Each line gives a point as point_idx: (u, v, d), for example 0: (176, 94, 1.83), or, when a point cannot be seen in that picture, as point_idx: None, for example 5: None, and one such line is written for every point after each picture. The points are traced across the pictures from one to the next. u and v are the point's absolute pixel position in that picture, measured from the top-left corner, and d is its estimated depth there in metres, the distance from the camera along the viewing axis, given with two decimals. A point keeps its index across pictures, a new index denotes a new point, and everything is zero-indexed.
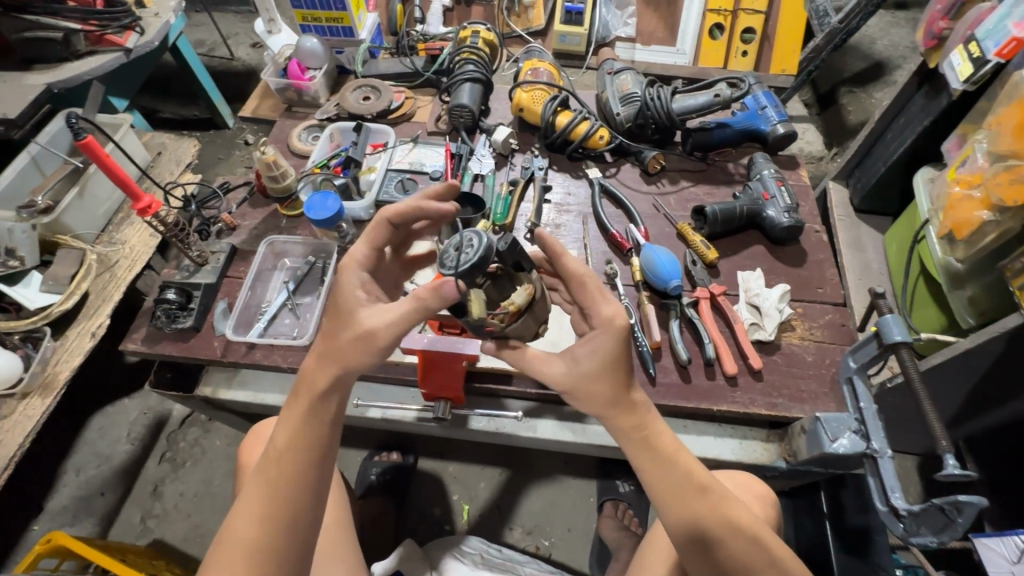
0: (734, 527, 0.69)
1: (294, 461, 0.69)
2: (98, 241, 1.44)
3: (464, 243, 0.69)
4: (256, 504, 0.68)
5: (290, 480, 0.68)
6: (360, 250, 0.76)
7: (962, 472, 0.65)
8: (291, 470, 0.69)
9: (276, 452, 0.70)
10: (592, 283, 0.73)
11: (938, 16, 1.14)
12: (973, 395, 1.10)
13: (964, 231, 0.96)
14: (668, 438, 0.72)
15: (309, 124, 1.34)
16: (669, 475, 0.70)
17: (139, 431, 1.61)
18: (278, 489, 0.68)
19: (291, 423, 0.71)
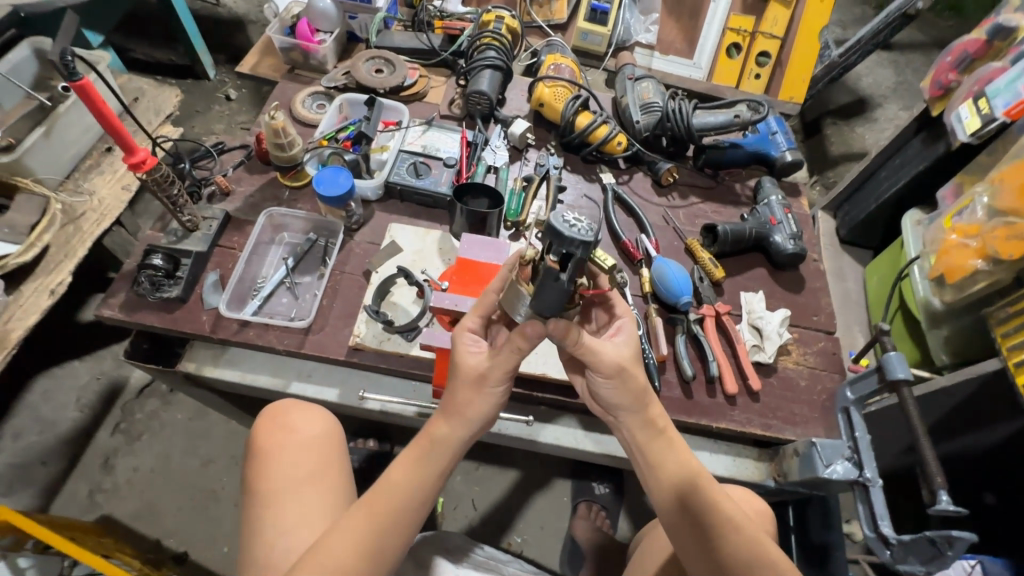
0: (735, 527, 0.74)
1: (403, 503, 0.74)
2: (62, 188, 1.31)
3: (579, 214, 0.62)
4: (355, 533, 0.71)
5: (394, 523, 0.73)
6: (471, 316, 0.78)
7: (955, 509, 0.70)
8: (401, 516, 0.74)
9: (387, 488, 0.75)
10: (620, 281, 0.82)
11: (947, 68, 1.20)
12: (938, 424, 1.14)
13: (955, 276, 1.02)
14: (677, 439, 0.80)
15: (314, 90, 1.26)
16: (671, 467, 0.78)
17: (90, 398, 1.49)
18: (381, 529, 0.72)
19: (406, 466, 0.76)
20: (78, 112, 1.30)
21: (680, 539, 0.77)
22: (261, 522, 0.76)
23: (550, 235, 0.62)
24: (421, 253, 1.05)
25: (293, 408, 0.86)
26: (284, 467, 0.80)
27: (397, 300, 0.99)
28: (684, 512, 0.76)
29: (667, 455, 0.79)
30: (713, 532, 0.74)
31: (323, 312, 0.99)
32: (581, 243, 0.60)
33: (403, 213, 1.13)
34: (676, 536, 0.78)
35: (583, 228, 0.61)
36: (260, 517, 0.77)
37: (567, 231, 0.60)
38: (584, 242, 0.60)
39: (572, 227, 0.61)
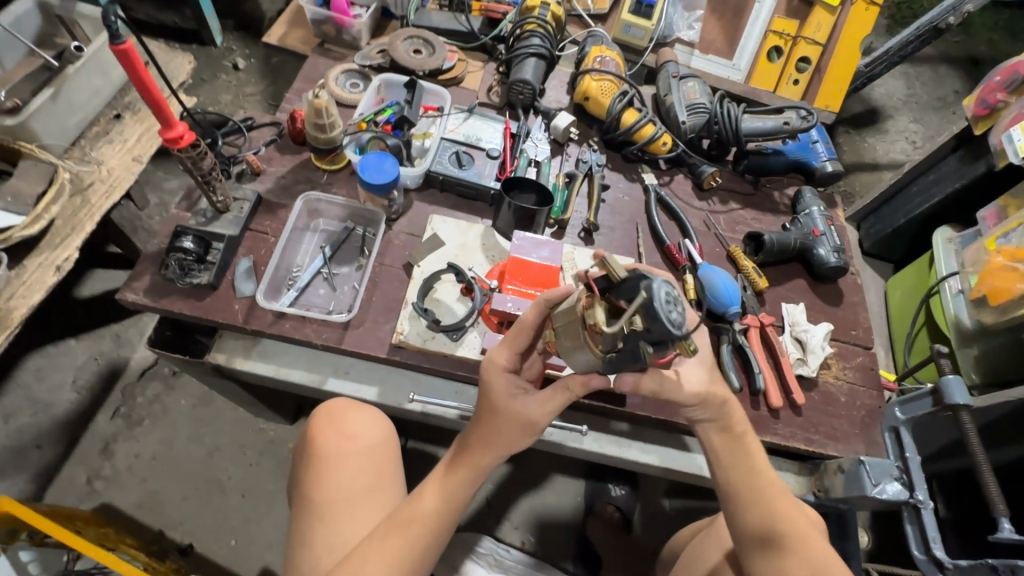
0: (805, 542, 0.76)
1: (434, 526, 0.74)
2: (67, 155, 1.21)
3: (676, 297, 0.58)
4: (386, 556, 0.71)
5: (425, 547, 0.73)
6: (501, 352, 0.75)
7: (1017, 538, 0.72)
8: (432, 540, 0.73)
9: (417, 510, 0.74)
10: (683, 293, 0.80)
11: (996, 87, 1.19)
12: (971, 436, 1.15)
13: (1000, 298, 1.05)
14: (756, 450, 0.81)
15: (348, 67, 1.19)
16: (746, 475, 0.79)
17: (87, 379, 1.41)
18: (413, 552, 0.72)
19: (439, 489, 0.75)
20: (87, 75, 1.21)
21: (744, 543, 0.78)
22: (316, 530, 0.79)
23: (646, 322, 0.57)
24: (464, 248, 1.00)
25: (349, 413, 0.86)
26: (341, 476, 0.81)
27: (441, 297, 0.95)
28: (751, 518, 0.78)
29: (744, 465, 0.79)
30: (781, 545, 0.76)
31: (362, 306, 0.94)
32: (680, 336, 0.57)
33: (444, 204, 1.08)
34: (739, 538, 0.79)
35: (679, 317, 0.57)
36: (316, 524, 0.79)
37: (671, 327, 0.56)
38: (681, 334, 0.57)
39: (670, 318, 0.57)
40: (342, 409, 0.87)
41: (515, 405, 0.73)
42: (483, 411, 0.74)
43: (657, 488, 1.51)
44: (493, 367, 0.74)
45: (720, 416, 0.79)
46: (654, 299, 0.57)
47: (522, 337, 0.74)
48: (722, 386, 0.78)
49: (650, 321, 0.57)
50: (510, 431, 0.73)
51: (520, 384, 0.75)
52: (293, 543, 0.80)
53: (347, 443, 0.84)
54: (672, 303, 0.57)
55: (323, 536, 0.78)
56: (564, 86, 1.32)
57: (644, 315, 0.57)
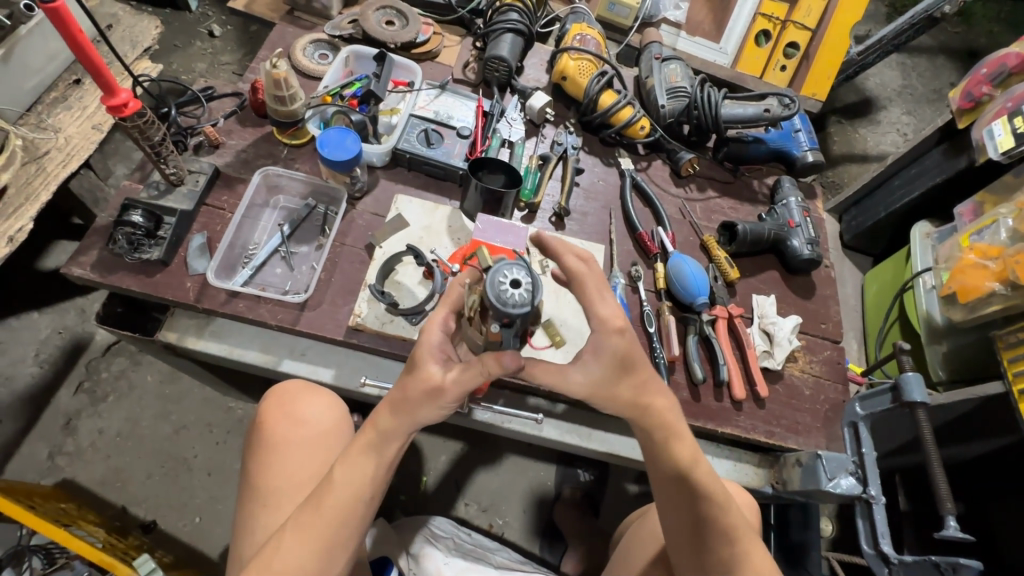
0: (732, 541, 0.74)
1: (348, 501, 0.69)
2: (22, 122, 1.17)
3: (519, 279, 0.71)
4: (301, 535, 0.67)
5: (339, 522, 0.68)
6: (442, 312, 0.74)
7: (962, 536, 0.72)
8: (346, 515, 0.68)
9: (330, 486, 0.69)
10: (591, 282, 0.78)
11: (982, 80, 1.18)
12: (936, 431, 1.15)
13: (969, 296, 1.05)
14: (687, 447, 0.78)
15: (317, 37, 1.14)
16: (679, 475, 0.76)
17: (50, 353, 1.39)
18: (328, 529, 0.67)
19: (350, 462, 0.70)
20: (41, 36, 1.15)
21: (675, 540, 0.78)
22: (257, 517, 0.77)
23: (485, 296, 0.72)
24: (429, 230, 0.98)
25: (300, 399, 0.85)
26: (285, 464, 0.80)
27: (402, 280, 0.93)
28: (683, 515, 0.76)
29: (675, 464, 0.76)
30: (701, 541, 0.75)
31: (321, 287, 0.91)
32: (512, 312, 0.70)
33: (411, 183, 1.05)
34: (671, 533, 0.78)
35: (517, 295, 0.70)
36: (257, 510, 0.78)
37: (502, 306, 0.70)
38: (514, 310, 0.70)
39: (505, 292, 0.70)
40: (294, 394, 0.85)
41: (420, 372, 0.70)
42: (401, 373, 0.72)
43: (626, 474, 1.52)
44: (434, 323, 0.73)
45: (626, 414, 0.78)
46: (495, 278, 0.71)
47: (454, 292, 0.76)
48: (621, 392, 0.78)
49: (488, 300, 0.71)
50: (416, 394, 0.69)
51: (444, 348, 0.72)
52: (239, 532, 0.79)
53: (297, 429, 0.83)
54: (510, 284, 0.71)
55: (265, 523, 0.76)
56: (543, 65, 1.27)
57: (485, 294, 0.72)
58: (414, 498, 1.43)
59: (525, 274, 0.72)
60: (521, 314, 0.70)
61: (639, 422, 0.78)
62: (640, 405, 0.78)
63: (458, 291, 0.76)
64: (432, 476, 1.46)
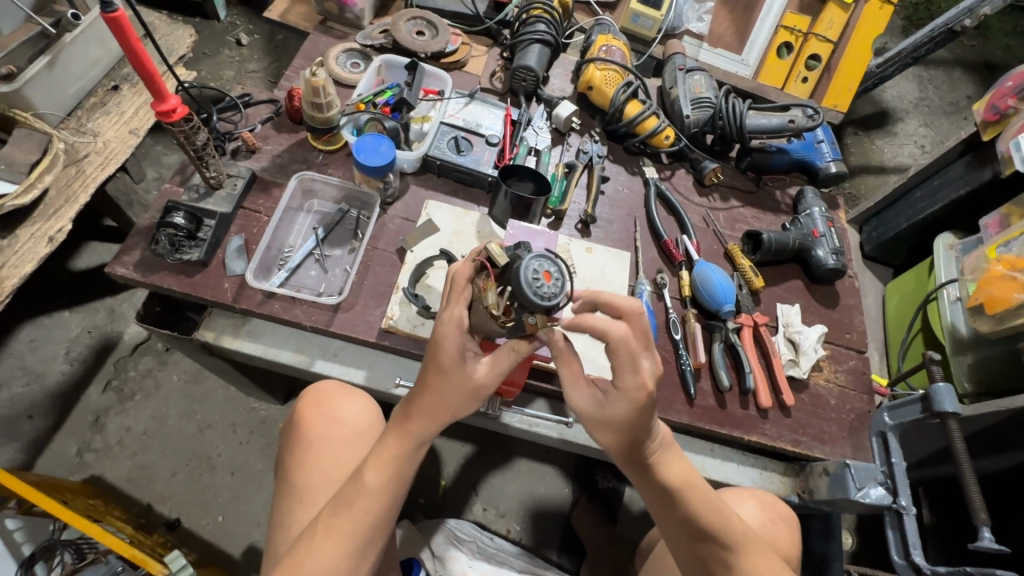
0: (731, 550, 0.74)
1: (379, 503, 0.70)
2: (63, 126, 1.20)
3: (545, 270, 0.66)
4: (334, 536, 0.68)
5: (371, 523, 0.70)
6: (455, 309, 0.69)
7: (997, 548, 0.72)
8: (377, 515, 0.70)
9: (360, 487, 0.70)
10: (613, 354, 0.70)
11: (1008, 92, 1.17)
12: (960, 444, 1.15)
13: (997, 307, 1.05)
14: (673, 462, 0.76)
15: (349, 47, 1.17)
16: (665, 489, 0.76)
17: (80, 351, 1.41)
18: (359, 529, 0.69)
19: (382, 463, 0.71)
20: (84, 43, 1.19)
21: (680, 554, 0.79)
22: (295, 511, 0.79)
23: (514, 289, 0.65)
24: (460, 235, 0.99)
25: (335, 397, 0.86)
26: (321, 461, 0.82)
27: (433, 284, 0.94)
28: (681, 530, 0.76)
29: (662, 485, 0.76)
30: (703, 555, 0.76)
31: (354, 289, 0.93)
32: (547, 307, 0.65)
33: (441, 189, 1.07)
34: (674, 542, 0.79)
35: (549, 288, 0.66)
36: (293, 504, 0.80)
37: (538, 298, 0.65)
38: (549, 304, 0.65)
39: (538, 286, 0.65)
40: (329, 393, 0.87)
41: (462, 372, 0.69)
42: (430, 373, 0.70)
43: None
44: (459, 316, 0.69)
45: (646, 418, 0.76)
46: (524, 272, 0.65)
47: (465, 291, 0.70)
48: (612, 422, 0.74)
49: (518, 292, 0.65)
50: (457, 394, 0.70)
51: (468, 346, 0.71)
52: (275, 525, 0.81)
53: (334, 427, 0.84)
54: (542, 277, 0.66)
55: (300, 518, 0.78)
56: (568, 75, 1.29)
57: (514, 289, 0.66)
58: (432, 502, 1.43)
59: (550, 264, 0.67)
60: (553, 307, 0.66)
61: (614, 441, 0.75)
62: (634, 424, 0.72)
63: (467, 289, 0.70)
64: (451, 480, 1.46)
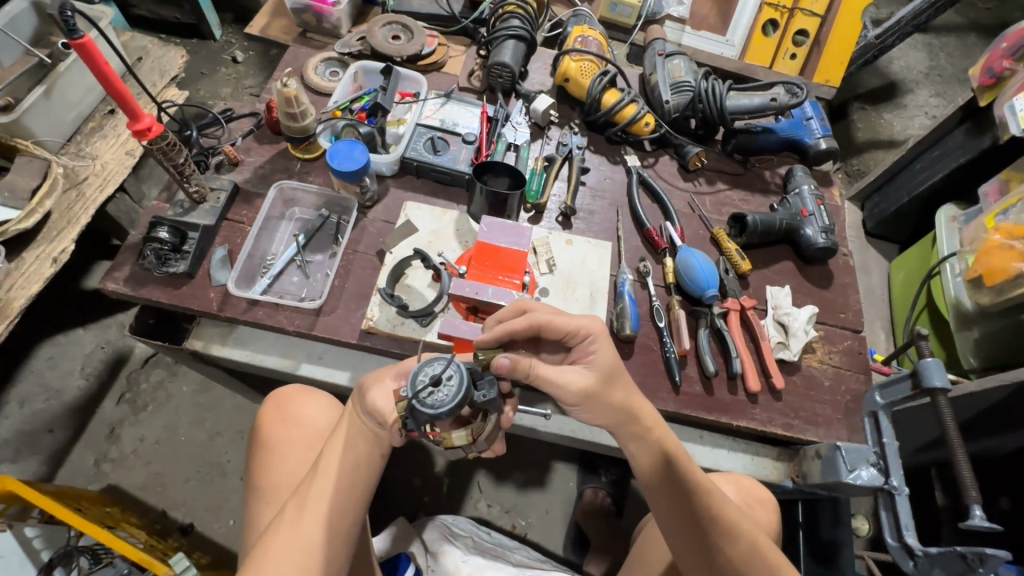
0: (730, 534, 0.73)
1: (338, 487, 0.72)
2: (63, 151, 1.26)
3: (439, 375, 0.65)
4: (296, 525, 0.69)
5: (336, 506, 0.71)
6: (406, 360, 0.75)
7: (988, 525, 0.70)
8: (337, 503, 0.71)
9: (317, 476, 0.73)
10: (545, 316, 0.74)
11: (1002, 54, 1.12)
12: (968, 422, 1.11)
13: (996, 278, 1.01)
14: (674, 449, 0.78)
15: (328, 56, 1.19)
16: (666, 476, 0.76)
17: (94, 366, 1.48)
18: (319, 515, 0.70)
19: (335, 451, 0.74)
20: (79, 71, 1.24)
21: (684, 553, 0.75)
22: (261, 512, 0.81)
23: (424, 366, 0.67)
24: (438, 234, 1.01)
25: (298, 401, 0.90)
26: (288, 463, 0.84)
27: (412, 283, 0.96)
28: (683, 525, 0.75)
29: (663, 470, 0.77)
30: (708, 541, 0.73)
31: (335, 293, 0.95)
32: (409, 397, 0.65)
33: (420, 190, 1.08)
34: (675, 546, 0.76)
35: (428, 395, 0.64)
36: (259, 507, 0.82)
37: (415, 377, 0.66)
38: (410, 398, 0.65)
39: (422, 384, 0.65)
40: (291, 398, 0.91)
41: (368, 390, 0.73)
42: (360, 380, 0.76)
43: None
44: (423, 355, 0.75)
45: (615, 420, 0.77)
46: (438, 369, 0.66)
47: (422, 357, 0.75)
48: (614, 396, 0.76)
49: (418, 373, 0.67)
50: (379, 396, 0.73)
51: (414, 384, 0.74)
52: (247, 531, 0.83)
53: (296, 429, 0.87)
54: (435, 385, 0.65)
55: (262, 517, 0.81)
56: (547, 68, 1.29)
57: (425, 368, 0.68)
58: (437, 500, 1.45)
59: (455, 389, 0.65)
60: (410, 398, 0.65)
61: (629, 425, 0.77)
62: (629, 408, 0.77)
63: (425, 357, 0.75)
64: (455, 478, 1.48)
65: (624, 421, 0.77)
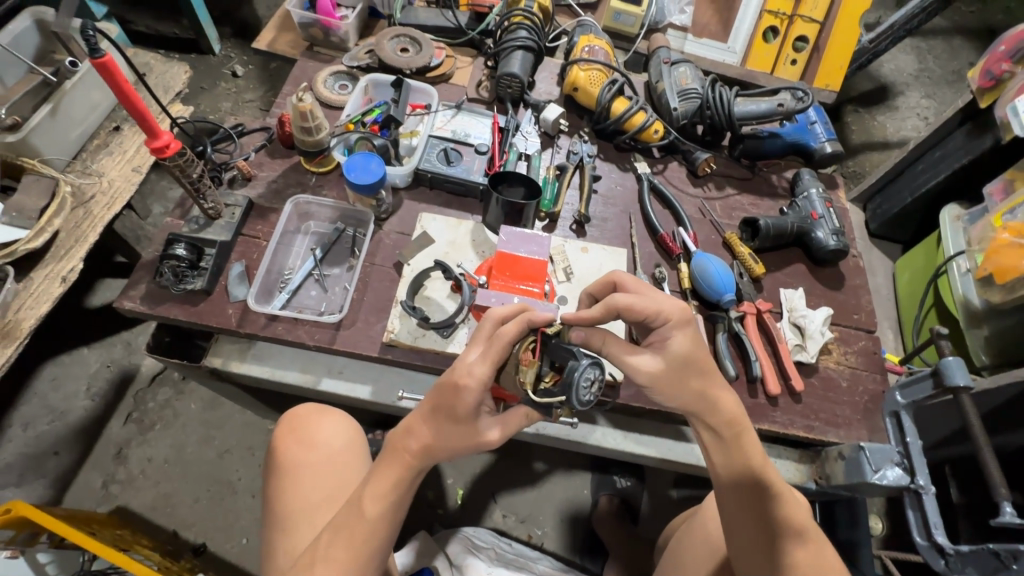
0: (801, 546, 0.72)
1: (379, 528, 0.68)
2: (69, 169, 1.24)
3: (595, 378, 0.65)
4: (333, 565, 0.66)
5: (372, 547, 0.67)
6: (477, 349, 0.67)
7: (1019, 522, 0.70)
8: (378, 540, 0.68)
9: (360, 518, 0.67)
10: (620, 300, 0.73)
11: (1001, 57, 1.14)
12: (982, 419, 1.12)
13: (1006, 276, 1.03)
14: (755, 454, 0.76)
15: (336, 69, 1.20)
16: (741, 473, 0.75)
17: (100, 386, 1.45)
18: (360, 560, 0.67)
19: (381, 490, 0.68)
20: (84, 89, 1.23)
21: (740, 548, 0.75)
22: (280, 544, 0.80)
23: (566, 379, 0.65)
24: (455, 245, 1.01)
25: (312, 422, 0.89)
26: (303, 485, 0.83)
27: (431, 294, 0.95)
28: (751, 522, 0.74)
29: (742, 471, 0.75)
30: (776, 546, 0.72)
31: (353, 306, 0.94)
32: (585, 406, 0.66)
33: (434, 202, 1.08)
34: (735, 540, 0.76)
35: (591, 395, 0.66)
36: (278, 537, 0.81)
37: (576, 396, 0.64)
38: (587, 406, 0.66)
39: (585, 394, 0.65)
40: (306, 419, 0.90)
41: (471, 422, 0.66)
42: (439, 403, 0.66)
43: (663, 479, 1.51)
44: (473, 383, 0.64)
45: (689, 407, 0.75)
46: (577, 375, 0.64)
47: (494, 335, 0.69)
48: (690, 381, 0.74)
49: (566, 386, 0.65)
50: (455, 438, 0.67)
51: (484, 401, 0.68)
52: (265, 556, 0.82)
53: (310, 451, 0.86)
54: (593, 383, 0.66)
55: (280, 540, 0.80)
56: (554, 78, 1.30)
57: (566, 380, 0.65)
58: (451, 513, 1.44)
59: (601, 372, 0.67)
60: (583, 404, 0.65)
61: (705, 416, 0.74)
62: (708, 396, 0.74)
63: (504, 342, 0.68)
64: (469, 489, 1.47)
65: (703, 409, 0.74)
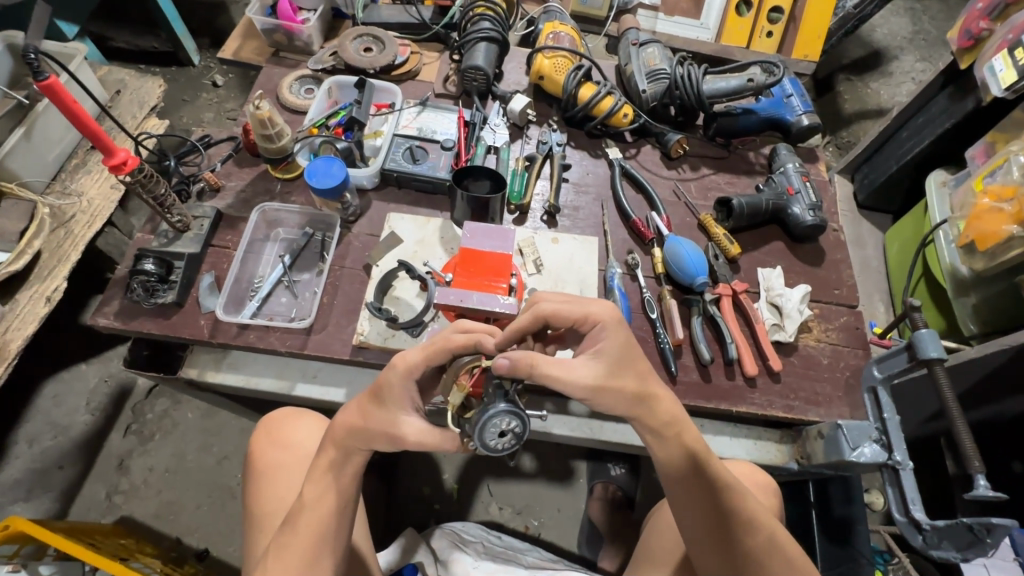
0: (751, 531, 0.72)
1: (322, 516, 0.69)
2: (49, 190, 1.26)
3: (505, 431, 0.66)
4: (283, 557, 0.67)
5: (320, 539, 0.68)
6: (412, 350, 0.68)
7: (993, 495, 0.68)
8: (323, 530, 0.69)
9: (303, 508, 0.69)
10: (551, 308, 0.72)
11: (979, 14, 1.10)
12: (972, 387, 1.10)
13: (987, 243, 1.01)
14: (700, 450, 0.75)
15: (301, 74, 1.19)
16: (690, 471, 0.74)
17: (99, 401, 1.48)
18: (307, 550, 0.68)
19: (318, 477, 0.71)
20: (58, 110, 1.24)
21: (697, 544, 0.75)
22: (257, 542, 0.81)
23: (477, 416, 0.65)
24: (423, 243, 1.01)
25: (285, 425, 0.91)
26: (277, 487, 0.84)
27: (400, 294, 0.96)
28: (703, 516, 0.74)
29: (688, 469, 0.74)
30: (726, 538, 0.72)
31: (324, 310, 0.95)
32: (480, 447, 0.66)
33: (403, 201, 1.08)
34: (690, 537, 0.76)
35: (495, 443, 0.67)
36: (255, 535, 0.82)
37: (479, 434, 0.65)
38: (481, 450, 0.67)
39: (489, 436, 0.66)
40: (280, 423, 0.91)
41: (399, 409, 0.68)
42: (372, 394, 0.69)
43: (657, 465, 1.51)
44: (399, 367, 0.67)
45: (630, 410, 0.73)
46: (488, 420, 0.64)
47: (439, 347, 0.68)
48: (624, 383, 0.72)
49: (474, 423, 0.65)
50: (381, 427, 0.68)
51: (414, 397, 0.69)
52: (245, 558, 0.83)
53: (285, 453, 0.88)
54: (500, 434, 0.66)
55: (256, 542, 0.81)
56: (522, 67, 1.29)
57: (476, 417, 0.65)
58: (447, 507, 1.45)
59: (516, 426, 0.66)
60: (479, 445, 0.66)
61: (645, 420, 0.73)
62: (645, 395, 0.73)
63: (444, 354, 0.68)
64: (465, 483, 1.48)
65: (641, 412, 0.73)
